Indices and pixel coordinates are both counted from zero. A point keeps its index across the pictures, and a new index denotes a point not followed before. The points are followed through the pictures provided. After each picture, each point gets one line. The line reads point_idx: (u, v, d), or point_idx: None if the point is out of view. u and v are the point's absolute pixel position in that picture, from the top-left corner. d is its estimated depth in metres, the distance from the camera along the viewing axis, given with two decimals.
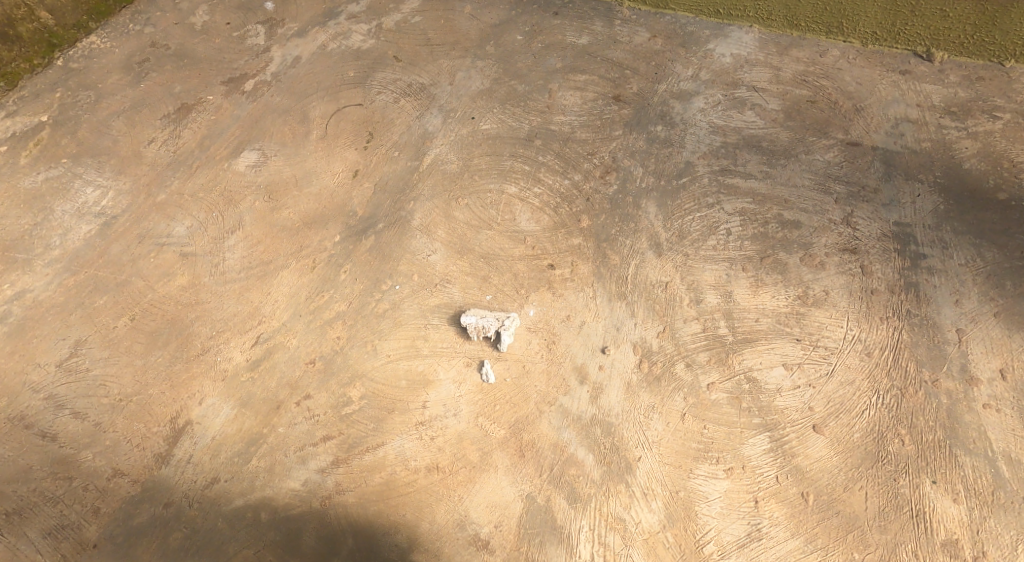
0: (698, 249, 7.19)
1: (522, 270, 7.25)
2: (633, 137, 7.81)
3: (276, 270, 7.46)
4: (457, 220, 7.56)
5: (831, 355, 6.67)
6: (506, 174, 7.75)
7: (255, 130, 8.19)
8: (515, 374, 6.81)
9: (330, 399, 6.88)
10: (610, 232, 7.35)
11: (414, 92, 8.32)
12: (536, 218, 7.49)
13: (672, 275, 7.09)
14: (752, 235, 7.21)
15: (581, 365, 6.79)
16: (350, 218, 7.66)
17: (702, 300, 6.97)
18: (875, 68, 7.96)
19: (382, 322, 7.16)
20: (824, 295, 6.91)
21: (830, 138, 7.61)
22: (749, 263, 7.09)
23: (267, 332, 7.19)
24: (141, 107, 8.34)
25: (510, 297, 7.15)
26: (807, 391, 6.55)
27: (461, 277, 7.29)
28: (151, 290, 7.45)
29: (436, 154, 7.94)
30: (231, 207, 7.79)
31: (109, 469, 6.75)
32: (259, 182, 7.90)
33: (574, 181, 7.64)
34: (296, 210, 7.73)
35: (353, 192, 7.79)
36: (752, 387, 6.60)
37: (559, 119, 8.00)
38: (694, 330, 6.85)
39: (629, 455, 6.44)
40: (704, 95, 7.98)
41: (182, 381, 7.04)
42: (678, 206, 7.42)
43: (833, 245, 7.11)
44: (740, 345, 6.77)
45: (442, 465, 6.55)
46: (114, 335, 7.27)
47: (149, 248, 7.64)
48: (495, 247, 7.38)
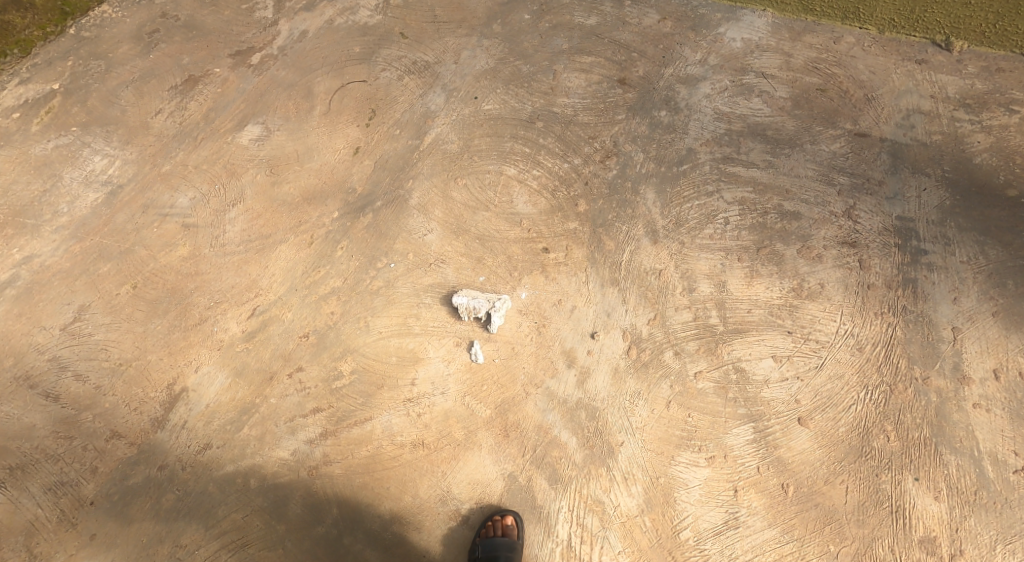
0: (694, 237, 7.09)
1: (517, 253, 7.28)
2: (636, 121, 7.74)
3: (274, 244, 7.56)
4: (454, 200, 7.60)
5: (821, 349, 6.51)
6: (506, 156, 7.77)
7: (260, 104, 8.25)
8: (504, 355, 6.83)
9: (321, 372, 6.95)
10: (606, 217, 7.32)
11: (418, 69, 8.30)
12: (533, 201, 7.50)
13: (666, 263, 7.02)
14: (749, 225, 7.06)
15: (570, 349, 6.79)
16: (349, 194, 7.72)
17: (695, 288, 6.88)
18: (890, 57, 7.69)
19: (376, 299, 7.24)
20: (819, 288, 6.71)
21: (837, 128, 7.39)
22: (745, 253, 6.94)
23: (263, 304, 7.30)
24: (150, 78, 8.41)
25: (502, 279, 7.19)
26: (795, 384, 6.42)
27: (456, 257, 7.34)
28: (153, 259, 7.57)
29: (437, 134, 7.96)
30: (232, 180, 7.89)
31: (108, 430, 6.88)
32: (262, 156, 7.98)
33: (573, 165, 7.63)
34: (297, 185, 7.81)
35: (353, 168, 7.84)
36: (739, 377, 6.49)
37: (562, 102, 7.96)
38: (685, 318, 6.78)
39: (611, 440, 6.42)
40: (712, 80, 7.85)
41: (179, 350, 7.16)
42: (677, 193, 7.32)
43: (832, 238, 6.88)
44: (730, 335, 6.65)
45: (427, 442, 6.60)
46: (117, 302, 7.41)
47: (152, 218, 7.76)
48: (491, 228, 7.42)
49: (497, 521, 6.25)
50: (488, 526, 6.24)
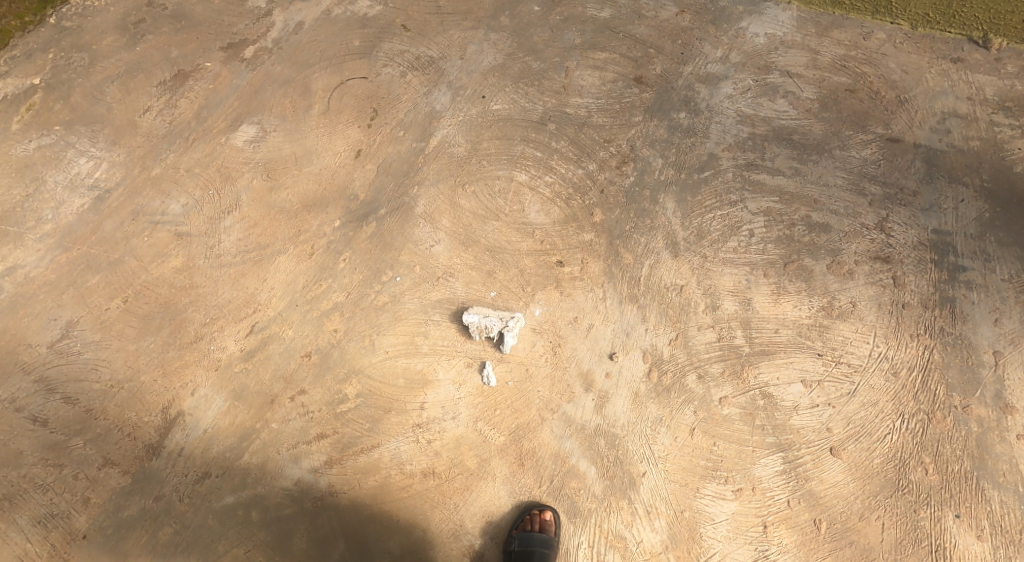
0: (717, 250, 6.72)
1: (530, 266, 6.90)
2: (653, 123, 7.32)
3: (272, 256, 7.16)
4: (463, 208, 7.20)
5: (854, 374, 6.17)
6: (516, 160, 7.34)
7: (255, 101, 7.78)
8: (518, 378, 6.49)
9: (325, 396, 6.59)
10: (624, 228, 6.93)
11: (422, 65, 7.81)
12: (546, 210, 7.10)
13: (688, 278, 6.66)
14: (775, 238, 6.68)
15: (587, 371, 6.45)
16: (350, 201, 7.32)
17: (718, 306, 6.52)
18: (923, 55, 7.25)
19: (381, 315, 6.87)
20: (851, 307, 6.36)
21: (868, 133, 6.98)
22: (771, 268, 6.57)
23: (262, 321, 6.91)
24: (137, 72, 7.91)
25: (514, 295, 6.82)
26: (826, 411, 6.10)
27: (465, 270, 6.95)
28: (145, 271, 7.17)
29: (443, 135, 7.52)
30: (228, 185, 7.46)
31: (100, 458, 6.52)
32: (258, 159, 7.54)
33: (588, 171, 7.21)
34: (295, 191, 7.39)
35: (355, 173, 7.42)
36: (767, 403, 6.16)
37: (575, 102, 7.51)
38: (708, 338, 6.43)
39: (633, 470, 6.11)
40: (733, 79, 7.39)
41: (174, 370, 6.77)
42: (699, 203, 6.93)
43: (864, 253, 6.51)
44: (756, 357, 6.30)
45: (438, 471, 6.29)
46: (107, 318, 7.01)
47: (143, 226, 7.34)
48: (502, 240, 7.02)
49: (536, 514, 6.02)
50: (526, 519, 6.00)
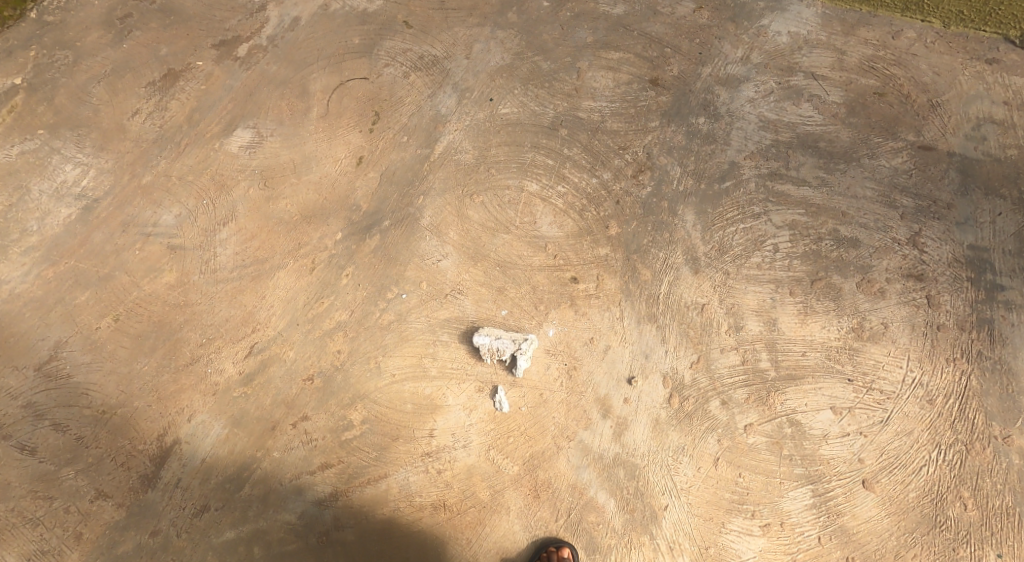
0: (740, 266, 6.38)
1: (543, 282, 6.54)
2: (671, 130, 6.88)
3: (271, 271, 6.78)
4: (471, 220, 6.80)
5: (887, 401, 5.90)
6: (526, 168, 6.90)
7: (250, 104, 7.31)
8: (531, 403, 6.20)
9: (329, 422, 6.28)
10: (641, 242, 6.57)
11: (425, 65, 7.31)
12: (558, 222, 6.71)
13: (710, 297, 6.34)
14: (801, 254, 6.35)
15: (604, 397, 6.16)
16: (352, 212, 6.93)
17: (742, 327, 6.22)
18: (956, 55, 6.83)
19: (387, 336, 6.53)
20: (883, 329, 6.06)
21: (898, 140, 6.60)
22: (798, 286, 6.26)
23: (262, 341, 6.56)
24: (125, 72, 7.44)
25: (527, 313, 6.47)
26: (858, 440, 5.84)
27: (474, 287, 6.60)
28: (137, 287, 6.78)
29: (450, 141, 7.07)
30: (222, 194, 7.04)
31: (92, 490, 6.21)
32: (254, 166, 7.11)
33: (602, 180, 6.80)
34: (294, 201, 6.99)
35: (357, 181, 7.02)
36: (795, 432, 5.90)
37: (588, 105, 7.04)
38: (732, 361, 6.14)
39: (654, 503, 5.88)
40: (755, 81, 6.94)
41: (169, 395, 6.43)
42: (720, 215, 6.57)
43: (896, 270, 6.20)
44: (783, 382, 6.03)
45: (449, 503, 6.04)
46: (97, 337, 6.64)
47: (134, 238, 6.94)
48: (513, 254, 6.65)
49: (553, 552, 5.79)
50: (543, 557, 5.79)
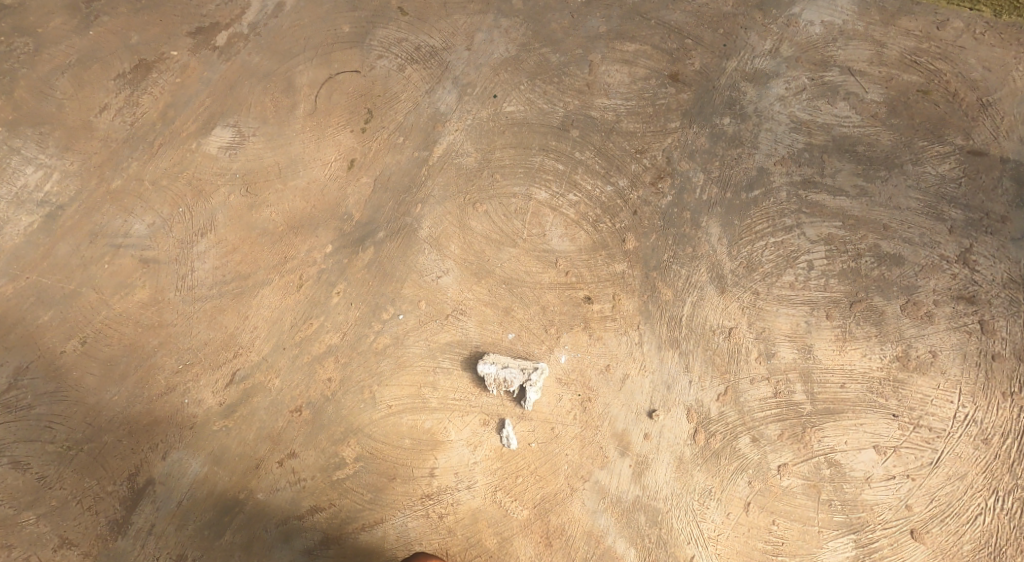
0: (771, 286, 5.78)
1: (553, 303, 5.92)
2: (693, 131, 6.14)
3: (254, 288, 6.12)
4: (473, 231, 6.11)
5: (936, 440, 5.39)
6: (534, 174, 6.18)
7: (230, 99, 6.51)
8: (542, 439, 5.66)
9: (319, 460, 5.73)
10: (661, 257, 5.93)
11: (422, 57, 6.48)
12: (570, 234, 6.04)
13: (738, 319, 5.75)
14: (838, 271, 5.75)
15: (622, 432, 5.61)
16: (343, 222, 6.21)
17: (774, 354, 5.65)
18: (1010, 48, 6.06)
19: (382, 362, 5.92)
20: (930, 358, 5.52)
21: (946, 144, 5.91)
22: (835, 309, 5.67)
23: (245, 368, 5.94)
24: (91, 62, 6.60)
25: (536, 337, 5.87)
26: (904, 484, 5.34)
27: (477, 307, 5.97)
28: (106, 306, 6.10)
29: (449, 143, 6.31)
30: (200, 200, 6.30)
31: (56, 537, 5.65)
32: (235, 169, 6.36)
33: (618, 188, 6.09)
34: (279, 209, 6.26)
35: (348, 188, 6.28)
36: (833, 474, 5.40)
37: (601, 104, 6.26)
38: (763, 393, 5.59)
39: (678, 553, 5.39)
40: (785, 77, 6.16)
41: (141, 429, 5.84)
42: (748, 227, 5.92)
43: (945, 291, 5.63)
44: (820, 417, 5.50)
45: (453, 552, 5.53)
46: (62, 363, 5.99)
47: (102, 250, 6.22)
48: (521, 269, 6.01)
49: None
50: None
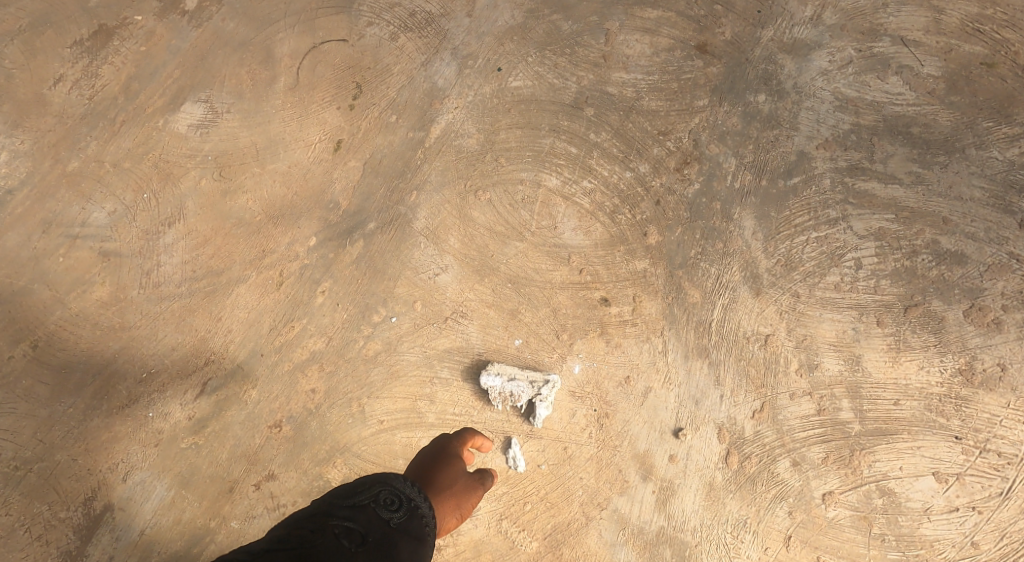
0: (813, 287, 5.10)
1: (565, 304, 5.23)
2: (723, 110, 5.30)
3: (227, 286, 5.35)
4: (475, 223, 5.35)
5: (1007, 467, 4.84)
6: (544, 158, 5.38)
7: (202, 70, 5.60)
8: (554, 460, 5.09)
9: (303, 482, 5.13)
10: (688, 253, 5.21)
11: (417, 25, 5.58)
12: (585, 227, 5.29)
13: (775, 325, 5.10)
14: (891, 271, 5.06)
15: (644, 453, 5.06)
16: (329, 211, 5.42)
17: (817, 366, 5.04)
18: None
19: (373, 371, 5.26)
20: (999, 372, 4.91)
21: (1015, 125, 5.12)
22: (887, 314, 5.02)
23: (217, 377, 5.25)
24: (44, 27, 5.68)
25: (546, 344, 5.20)
26: (970, 518, 4.81)
27: (480, 309, 5.27)
28: (61, 305, 5.35)
29: (449, 122, 5.47)
30: (167, 185, 5.47)
31: None
32: (207, 151, 5.49)
33: (639, 174, 5.30)
34: (257, 196, 5.43)
35: (334, 172, 5.46)
36: (887, 504, 4.88)
37: (619, 78, 5.40)
38: (805, 411, 5.01)
39: None
40: (828, 48, 5.28)
41: (98, 446, 5.17)
42: (787, 219, 5.17)
43: (1015, 294, 4.97)
44: (872, 439, 4.94)
45: None
46: (11, 370, 5.29)
47: (57, 241, 5.44)
48: (528, 266, 5.28)
49: None
50: None
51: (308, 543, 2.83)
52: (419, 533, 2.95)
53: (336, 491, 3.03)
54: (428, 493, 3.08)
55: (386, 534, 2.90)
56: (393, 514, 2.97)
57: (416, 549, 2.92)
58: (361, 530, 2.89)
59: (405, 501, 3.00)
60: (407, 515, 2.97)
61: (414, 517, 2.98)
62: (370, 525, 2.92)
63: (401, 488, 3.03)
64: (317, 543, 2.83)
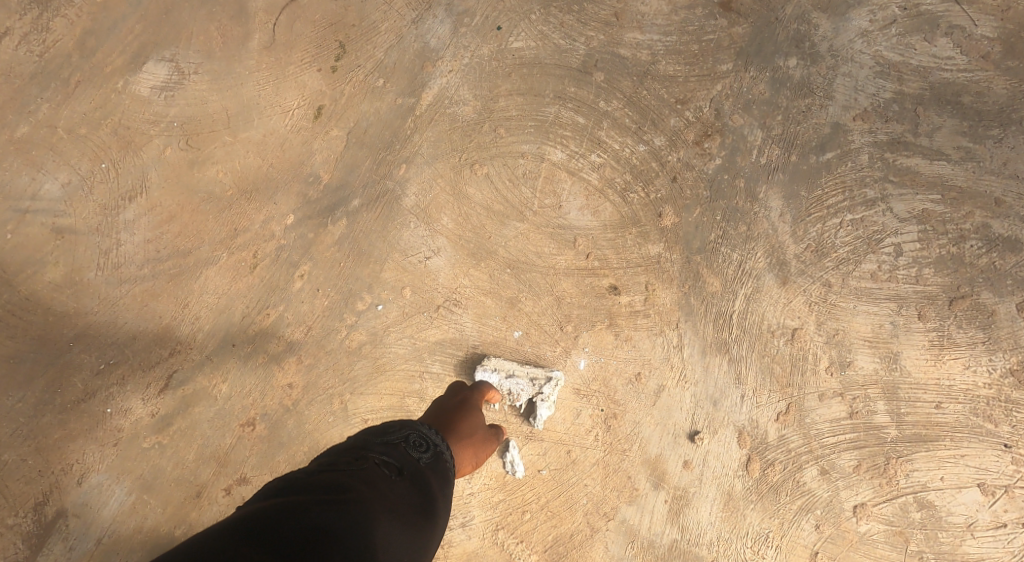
0: (846, 276, 4.57)
1: (570, 292, 4.70)
2: (749, 75, 4.69)
3: (195, 268, 4.81)
4: (471, 201, 4.80)
5: None
6: (548, 128, 4.79)
7: (167, 26, 4.90)
8: (556, 465, 4.65)
9: None
10: (707, 237, 4.67)
11: None
12: (592, 207, 4.73)
13: (804, 318, 4.59)
14: (935, 258, 4.53)
15: (656, 458, 4.60)
16: (309, 186, 4.84)
17: (850, 364, 4.55)
18: None
19: (357, 364, 4.76)
20: None
21: None
22: (930, 307, 4.52)
23: (184, 370, 4.76)
24: None
25: (549, 337, 4.69)
26: (1018, 534, 4.43)
27: (476, 296, 4.75)
28: (10, 287, 4.81)
29: (442, 87, 4.85)
30: (128, 154, 4.86)
31: None
32: (172, 117, 4.87)
33: (653, 147, 4.73)
34: (228, 168, 4.85)
35: (315, 142, 4.86)
36: (925, 518, 4.48)
37: (633, 38, 4.76)
38: (835, 413, 4.55)
39: None
40: (869, 5, 4.64)
41: (50, 445, 4.72)
42: (818, 200, 4.62)
43: None
44: (911, 446, 4.50)
45: None
46: None
47: (5, 216, 4.86)
48: (529, 250, 4.74)
49: None
50: None
51: (351, 467, 3.04)
52: (445, 473, 3.21)
53: (370, 430, 3.28)
54: (450, 440, 3.40)
55: (418, 469, 3.13)
56: (422, 454, 3.21)
57: (445, 485, 3.17)
58: (396, 463, 3.10)
59: (432, 446, 3.27)
60: (434, 457, 3.23)
61: (440, 459, 3.24)
62: (404, 460, 3.14)
63: (429, 432, 3.33)
64: (360, 468, 3.04)
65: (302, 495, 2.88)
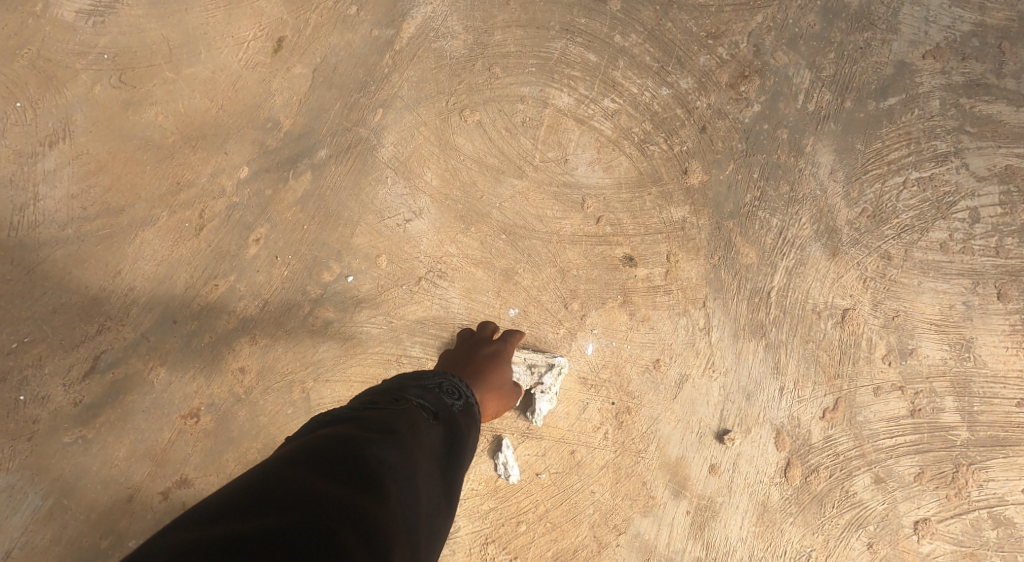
0: (910, 247, 3.81)
1: (578, 263, 3.93)
2: (796, 4, 3.89)
3: (129, 229, 4.03)
4: (461, 153, 4.01)
5: None
6: (554, 66, 4.00)
7: None
8: (558, 468, 3.90)
9: None
10: (742, 199, 3.89)
11: None
12: (604, 161, 3.95)
13: (857, 297, 3.82)
14: (1019, 227, 3.78)
15: (677, 462, 3.85)
16: (266, 133, 4.05)
17: (913, 352, 3.79)
18: None
19: (322, 346, 4.00)
20: None
21: None
22: (1011, 285, 3.77)
23: (115, 351, 4.00)
24: None
25: (551, 316, 3.93)
26: None
27: (465, 267, 3.98)
28: None
29: (427, 16, 4.05)
30: (48, 92, 4.07)
31: None
32: (102, 48, 4.08)
33: (679, 90, 3.94)
34: (170, 110, 4.06)
35: (273, 81, 4.06)
36: (1000, 537, 3.75)
37: None
38: (894, 411, 3.80)
39: None
40: None
41: None
42: (877, 155, 3.84)
43: None
44: (986, 451, 3.76)
45: None
46: None
47: None
48: (529, 212, 3.96)
49: None
50: None
51: (391, 407, 2.63)
52: (476, 423, 2.86)
53: (402, 376, 2.91)
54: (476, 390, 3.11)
55: (455, 416, 2.76)
56: (455, 401, 2.85)
57: (478, 434, 2.83)
58: (432, 407, 2.71)
59: (463, 395, 2.92)
60: (466, 405, 2.88)
61: (471, 407, 2.90)
62: (440, 404, 2.77)
63: (459, 383, 2.99)
64: (400, 409, 2.63)
65: (343, 430, 2.47)
